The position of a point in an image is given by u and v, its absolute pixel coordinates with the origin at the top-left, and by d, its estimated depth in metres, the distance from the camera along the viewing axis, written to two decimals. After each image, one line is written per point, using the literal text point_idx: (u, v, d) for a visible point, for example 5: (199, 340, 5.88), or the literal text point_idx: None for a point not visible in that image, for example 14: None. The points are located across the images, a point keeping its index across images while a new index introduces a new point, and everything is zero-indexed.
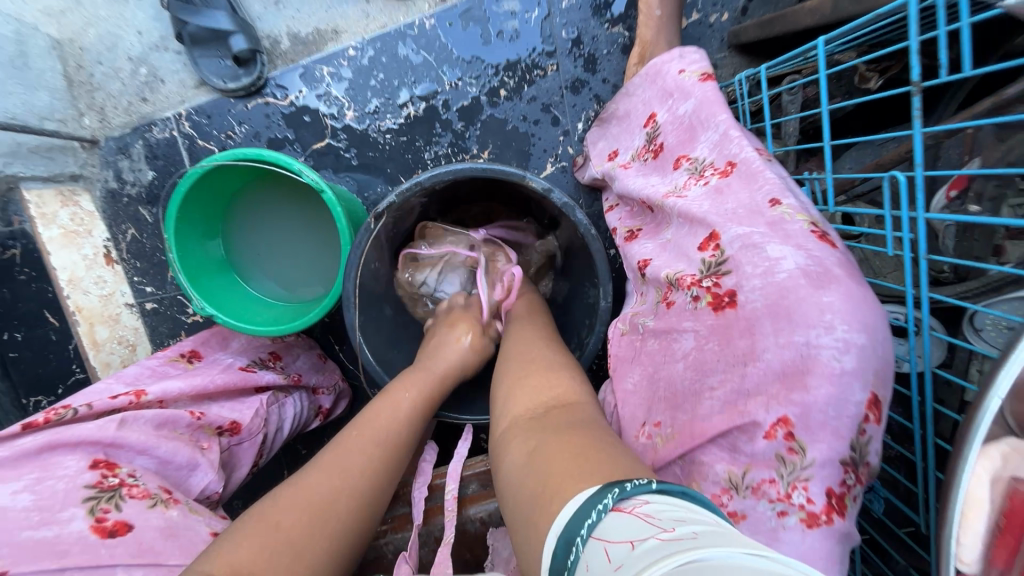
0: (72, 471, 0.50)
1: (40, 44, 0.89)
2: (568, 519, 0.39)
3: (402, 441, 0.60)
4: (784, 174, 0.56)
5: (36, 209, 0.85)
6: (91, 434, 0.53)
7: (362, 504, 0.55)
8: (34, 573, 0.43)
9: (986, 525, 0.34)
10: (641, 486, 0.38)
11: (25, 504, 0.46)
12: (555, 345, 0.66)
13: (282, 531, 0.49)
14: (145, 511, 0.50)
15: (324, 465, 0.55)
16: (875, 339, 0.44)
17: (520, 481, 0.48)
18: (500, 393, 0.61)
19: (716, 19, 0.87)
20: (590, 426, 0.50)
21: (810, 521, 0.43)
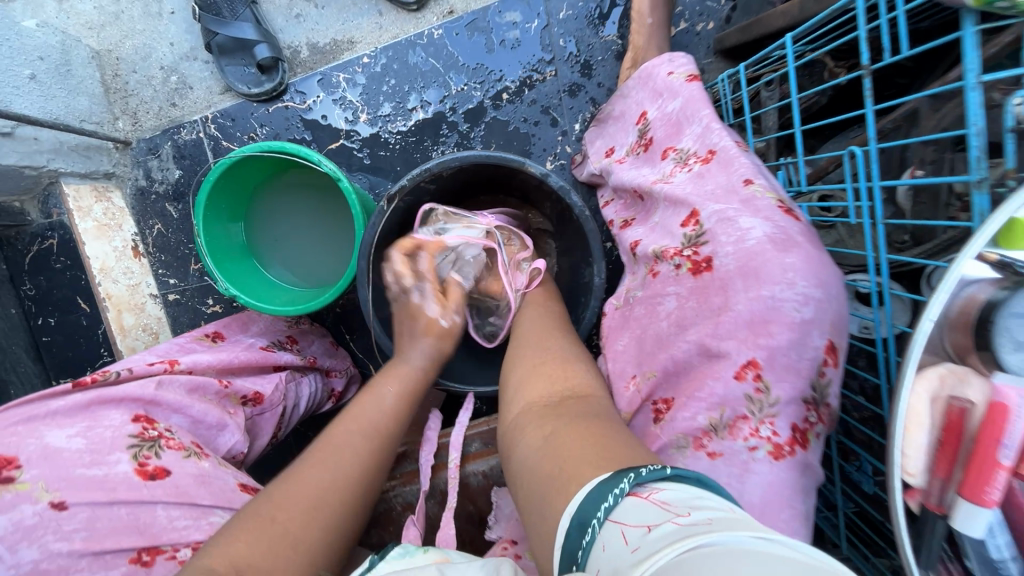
0: (117, 423, 0.53)
1: (82, 54, 0.97)
2: (585, 501, 0.40)
3: (390, 431, 0.62)
4: (758, 162, 0.61)
5: (74, 202, 0.93)
6: (134, 391, 0.56)
7: (366, 477, 0.57)
8: (87, 505, 0.47)
9: (926, 437, 0.39)
10: (656, 470, 0.39)
11: (76, 447, 0.50)
12: (569, 339, 0.67)
13: (280, 523, 0.49)
14: (182, 460, 0.54)
15: (320, 457, 0.55)
16: (829, 293, 0.51)
17: (535, 466, 0.49)
18: (513, 386, 0.62)
19: (702, 28, 0.94)
20: (602, 417, 0.52)
21: (776, 453, 0.49)
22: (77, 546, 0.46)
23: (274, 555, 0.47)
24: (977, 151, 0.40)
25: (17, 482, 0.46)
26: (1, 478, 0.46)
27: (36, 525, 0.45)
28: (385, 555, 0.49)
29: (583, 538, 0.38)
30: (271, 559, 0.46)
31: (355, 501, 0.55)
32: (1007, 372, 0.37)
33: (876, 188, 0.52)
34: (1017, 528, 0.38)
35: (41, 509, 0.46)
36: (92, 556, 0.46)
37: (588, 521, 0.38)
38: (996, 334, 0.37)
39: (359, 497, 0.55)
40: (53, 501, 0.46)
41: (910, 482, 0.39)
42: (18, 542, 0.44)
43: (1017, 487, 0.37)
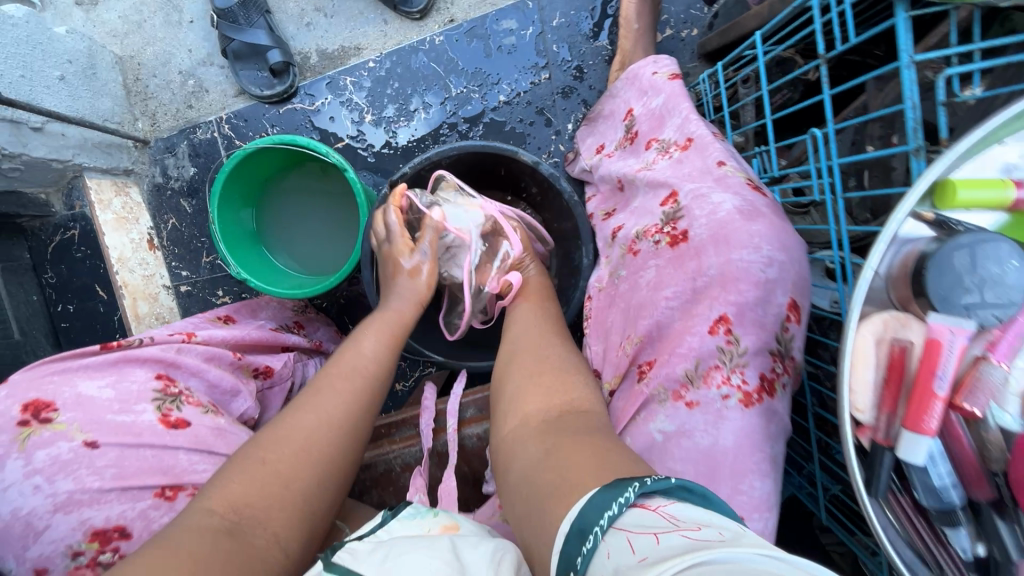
0: (141, 379, 0.60)
1: (106, 59, 1.04)
2: (586, 511, 0.42)
3: (376, 374, 0.66)
4: (730, 147, 0.69)
5: (96, 195, 0.99)
6: (155, 353, 0.62)
7: (348, 432, 0.60)
8: (116, 444, 0.54)
9: (871, 375, 0.43)
10: (662, 479, 0.41)
11: (107, 396, 0.57)
12: (566, 349, 0.68)
13: (271, 463, 0.54)
14: (200, 414, 0.61)
15: (308, 402, 0.60)
16: (793, 257, 0.58)
17: (534, 477, 0.52)
18: (508, 400, 0.63)
19: (686, 34, 1.01)
20: (600, 432, 0.54)
21: (747, 400, 0.56)
22: (107, 480, 0.53)
23: (267, 493, 0.52)
24: (914, 122, 0.45)
25: (55, 421, 0.53)
26: (42, 418, 0.53)
27: (72, 458, 0.52)
28: (396, 514, 0.54)
29: (582, 546, 0.40)
30: (265, 497, 0.52)
31: (348, 437, 0.60)
32: (941, 312, 0.41)
33: (835, 165, 0.58)
34: (957, 458, 0.42)
35: (77, 446, 0.53)
36: (120, 489, 0.53)
37: (590, 530, 0.40)
38: (928, 285, 0.41)
39: (350, 433, 0.60)
40: (86, 440, 0.53)
41: (860, 419, 0.43)
42: (56, 473, 0.51)
43: (954, 420, 0.42)
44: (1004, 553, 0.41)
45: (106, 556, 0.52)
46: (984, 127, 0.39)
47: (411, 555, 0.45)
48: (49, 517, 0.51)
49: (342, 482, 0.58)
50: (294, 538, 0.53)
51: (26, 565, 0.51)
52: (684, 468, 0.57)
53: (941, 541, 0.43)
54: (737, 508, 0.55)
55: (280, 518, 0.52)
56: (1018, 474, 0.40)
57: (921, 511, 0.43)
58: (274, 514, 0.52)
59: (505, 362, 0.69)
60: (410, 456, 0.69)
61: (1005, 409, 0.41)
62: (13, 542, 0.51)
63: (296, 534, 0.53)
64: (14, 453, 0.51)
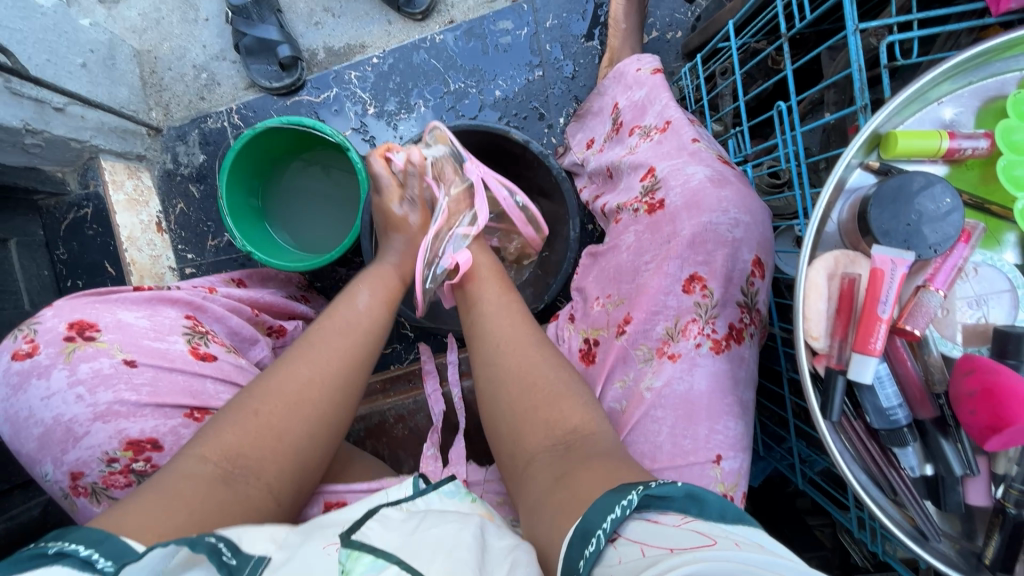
0: (172, 318, 0.66)
1: (126, 52, 1.11)
2: (588, 516, 0.42)
3: (369, 328, 0.67)
4: (703, 133, 0.73)
5: (110, 175, 1.05)
6: (185, 296, 0.69)
7: (336, 388, 0.60)
8: (153, 366, 0.61)
9: (824, 305, 0.47)
10: (667, 483, 0.42)
11: (143, 324, 0.63)
12: (552, 361, 0.62)
13: (264, 416, 0.55)
14: (224, 352, 0.68)
15: (302, 354, 0.61)
16: (755, 219, 0.64)
17: (542, 504, 0.50)
18: (506, 434, 0.59)
19: (672, 36, 1.07)
20: (609, 454, 0.51)
21: (716, 346, 0.61)
22: (143, 397, 0.59)
23: (259, 446, 0.54)
24: (861, 83, 0.51)
25: (99, 340, 0.59)
26: (86, 336, 0.59)
27: (112, 373, 0.58)
28: (437, 488, 0.54)
29: (584, 550, 0.40)
30: (257, 449, 0.54)
31: (341, 389, 0.61)
32: (884, 244, 0.45)
33: (799, 134, 0.64)
34: (903, 380, 0.46)
35: (117, 363, 0.59)
36: (154, 406, 0.59)
37: (591, 534, 0.41)
38: (871, 222, 0.45)
39: (343, 385, 0.61)
40: (126, 358, 0.60)
41: (815, 347, 0.47)
42: (98, 385, 0.57)
43: (898, 345, 0.46)
44: (948, 470, 0.45)
45: (139, 464, 0.58)
46: (921, 79, 0.44)
47: (439, 527, 0.45)
48: (89, 424, 0.57)
49: (335, 434, 0.60)
50: (285, 487, 0.55)
51: (65, 468, 0.57)
52: (664, 414, 0.61)
53: (893, 463, 0.47)
54: (715, 447, 0.59)
55: (272, 470, 0.54)
56: (956, 389, 0.44)
57: (874, 435, 0.47)
58: (266, 466, 0.54)
59: (490, 383, 0.63)
60: (399, 408, 0.77)
61: (952, 340, 0.46)
62: (53, 446, 0.57)
63: (288, 482, 0.56)
64: (60, 364, 0.58)
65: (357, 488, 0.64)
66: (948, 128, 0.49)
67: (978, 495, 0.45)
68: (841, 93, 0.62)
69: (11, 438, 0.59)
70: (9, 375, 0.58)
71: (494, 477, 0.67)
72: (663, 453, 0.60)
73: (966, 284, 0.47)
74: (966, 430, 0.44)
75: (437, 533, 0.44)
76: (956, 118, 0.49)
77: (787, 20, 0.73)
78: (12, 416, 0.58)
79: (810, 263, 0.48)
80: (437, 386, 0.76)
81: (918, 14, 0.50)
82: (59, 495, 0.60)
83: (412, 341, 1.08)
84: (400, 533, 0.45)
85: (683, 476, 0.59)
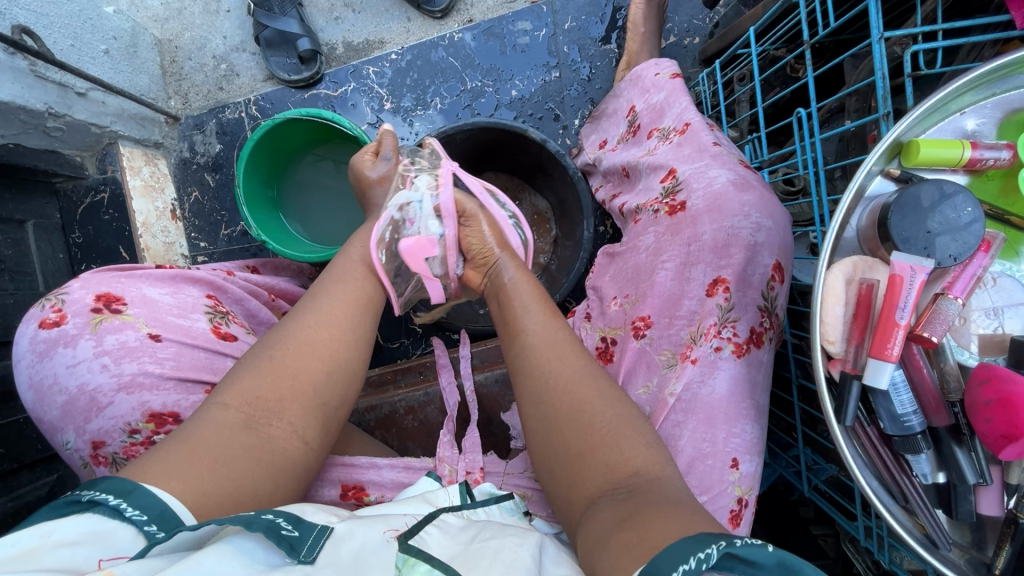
0: (195, 297, 0.68)
1: (147, 40, 1.12)
2: (661, 556, 0.37)
3: (367, 274, 0.69)
4: (722, 138, 0.73)
5: (128, 162, 1.05)
6: (208, 277, 0.71)
7: (343, 331, 0.62)
8: (178, 342, 0.62)
9: (841, 310, 0.47)
10: (756, 545, 0.36)
11: (168, 301, 0.64)
12: (608, 394, 0.57)
13: (278, 361, 0.57)
14: (243, 332, 0.70)
15: (307, 305, 0.63)
16: (779, 225, 0.64)
17: (599, 541, 0.45)
18: (562, 475, 0.55)
19: (689, 42, 1.08)
20: (678, 503, 0.45)
21: (738, 350, 0.61)
22: (167, 370, 0.60)
23: (277, 388, 0.55)
24: (884, 90, 0.51)
25: (124, 313, 0.60)
26: (112, 309, 0.60)
27: (138, 346, 0.59)
28: (497, 503, 0.56)
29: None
30: (275, 391, 0.55)
31: (349, 334, 0.62)
32: (903, 251, 0.45)
33: (818, 140, 0.64)
34: (918, 388, 0.46)
35: (142, 336, 0.60)
36: (177, 380, 0.60)
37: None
38: (891, 228, 0.45)
39: (350, 327, 0.63)
40: (152, 332, 0.60)
41: (831, 351, 0.47)
42: (123, 356, 0.58)
43: (915, 352, 0.47)
44: (961, 478, 0.45)
45: (160, 436, 0.59)
46: (944, 89, 0.44)
47: (498, 543, 0.44)
48: (113, 395, 0.57)
49: (351, 375, 0.61)
50: (309, 428, 0.56)
51: (86, 436, 0.58)
52: (684, 417, 0.61)
53: (906, 470, 0.47)
54: (732, 450, 0.60)
55: (294, 410, 0.55)
56: (972, 399, 0.44)
57: (887, 442, 0.48)
58: (287, 405, 0.55)
59: (544, 424, 0.58)
60: (411, 400, 0.77)
61: (967, 349, 0.47)
62: (76, 415, 0.57)
63: (311, 424, 0.56)
64: (87, 334, 0.58)
65: (374, 474, 0.65)
66: (970, 138, 0.49)
67: (990, 505, 0.45)
68: (862, 101, 0.63)
69: (35, 405, 0.59)
70: (36, 342, 0.58)
71: (515, 472, 0.67)
72: (683, 455, 0.61)
73: (983, 294, 0.47)
74: (981, 439, 0.44)
75: (495, 551, 0.43)
76: (978, 129, 0.49)
77: (810, 28, 0.73)
78: (37, 384, 0.58)
79: (829, 267, 0.48)
80: (451, 379, 0.77)
81: (944, 23, 0.50)
82: (79, 464, 0.60)
83: (420, 336, 1.09)
84: (458, 543, 0.45)
85: (702, 479, 0.60)
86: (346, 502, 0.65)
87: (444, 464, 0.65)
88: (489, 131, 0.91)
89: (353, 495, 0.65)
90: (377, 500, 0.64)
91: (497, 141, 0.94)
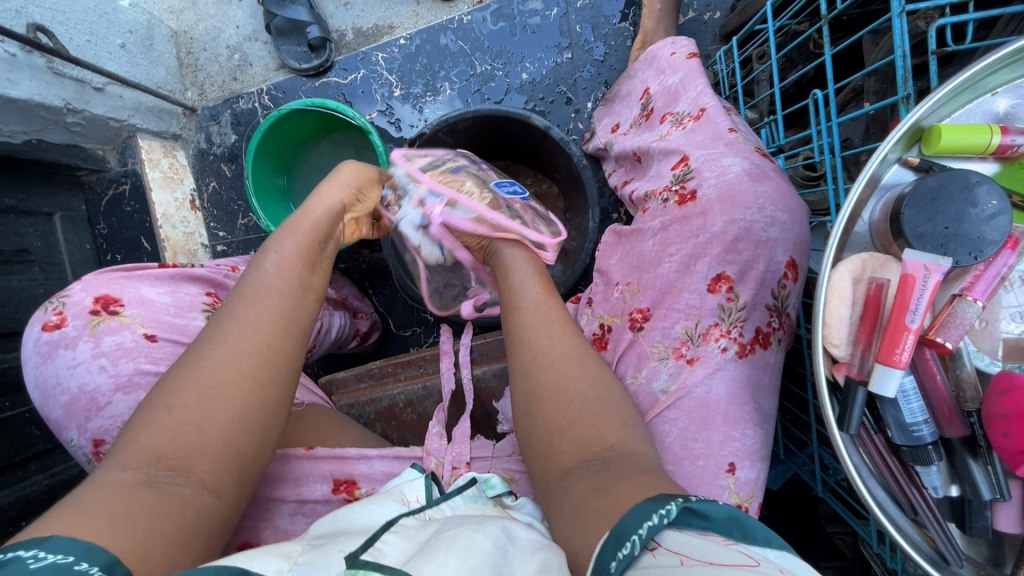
0: (193, 294, 0.70)
1: (163, 33, 1.13)
2: (623, 520, 0.39)
3: (282, 289, 0.58)
4: (739, 123, 0.69)
5: (146, 154, 1.08)
6: (207, 275, 0.73)
7: (252, 363, 0.54)
8: (172, 340, 0.64)
9: (847, 311, 0.43)
10: (709, 499, 0.38)
11: (165, 301, 0.66)
12: (595, 375, 0.57)
13: (176, 410, 0.50)
14: None
15: (208, 337, 0.54)
16: (795, 219, 0.60)
17: (573, 514, 0.45)
18: (538, 448, 0.55)
19: (709, 17, 1.02)
20: (651, 476, 0.45)
21: (741, 350, 0.59)
22: (161, 368, 0.61)
23: (181, 442, 0.49)
24: (904, 71, 0.47)
25: (121, 315, 0.62)
26: (109, 311, 0.62)
27: (134, 347, 0.61)
28: (460, 493, 0.55)
29: (617, 552, 0.37)
30: (179, 446, 0.49)
31: (260, 366, 0.54)
32: (916, 249, 0.42)
33: (834, 124, 0.60)
34: (930, 396, 0.43)
35: (138, 337, 0.62)
36: None
37: (626, 538, 0.37)
38: (903, 224, 0.42)
39: (264, 360, 0.55)
40: (147, 332, 0.62)
41: (835, 354, 0.44)
42: (119, 357, 0.60)
43: (928, 357, 0.43)
44: (975, 493, 0.42)
45: None
46: (973, 66, 0.39)
47: (455, 534, 0.42)
48: (110, 395, 0.59)
49: (268, 417, 0.54)
50: (224, 479, 0.51)
51: (87, 434, 0.60)
52: (677, 415, 0.59)
53: (914, 481, 0.44)
54: (730, 454, 0.57)
55: (204, 465, 0.50)
56: (987, 409, 0.41)
57: (895, 452, 0.44)
58: (194, 461, 0.49)
59: (526, 398, 0.57)
60: (409, 392, 0.78)
61: (990, 355, 0.43)
62: (78, 414, 0.59)
63: (226, 474, 0.51)
64: (85, 336, 0.60)
65: (365, 470, 0.66)
66: (1002, 122, 0.44)
67: (1007, 522, 0.42)
68: (881, 82, 0.58)
69: (41, 404, 0.62)
70: (39, 344, 0.61)
71: (503, 455, 0.68)
72: (671, 453, 0.59)
73: (1008, 295, 0.43)
74: (997, 453, 0.41)
75: (451, 539, 0.41)
76: (1011, 111, 0.44)
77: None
78: (42, 383, 0.60)
79: (835, 265, 0.45)
80: (451, 365, 0.77)
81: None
82: (83, 459, 0.63)
83: (432, 325, 1.10)
84: (415, 547, 0.42)
85: (691, 480, 0.58)
86: (337, 497, 0.66)
87: (431, 456, 0.66)
88: (491, 119, 0.89)
89: (345, 488, 0.65)
90: (367, 493, 0.66)
91: (504, 129, 0.92)
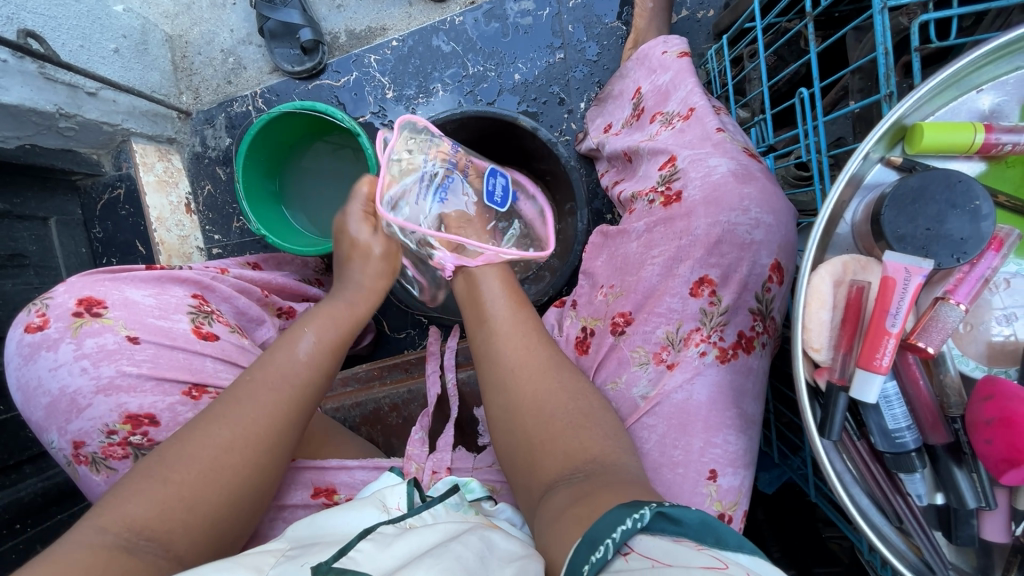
0: (179, 296, 0.69)
1: (157, 37, 1.14)
2: (596, 525, 0.39)
3: (307, 380, 0.61)
4: (728, 123, 0.68)
5: (140, 158, 1.08)
6: (194, 276, 0.73)
7: (259, 451, 0.56)
8: (157, 343, 0.63)
9: (828, 315, 0.42)
10: (681, 505, 0.38)
11: (149, 302, 0.66)
12: (573, 386, 0.56)
13: (173, 485, 0.51)
14: (227, 331, 0.71)
15: (223, 412, 0.56)
16: (779, 221, 0.60)
17: (549, 529, 0.45)
18: (520, 461, 0.55)
19: (703, 15, 1.01)
20: (630, 486, 0.45)
21: (722, 356, 0.58)
22: (144, 370, 0.61)
23: (169, 517, 0.50)
24: (886, 68, 0.46)
25: (104, 317, 0.62)
26: (92, 313, 0.62)
27: (116, 349, 0.61)
28: (443, 500, 0.55)
29: (590, 556, 0.36)
30: (166, 521, 0.50)
31: (264, 455, 0.57)
32: (897, 251, 0.41)
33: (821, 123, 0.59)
34: (914, 401, 0.42)
35: (120, 339, 0.62)
36: (155, 380, 0.62)
37: (597, 543, 0.37)
38: (884, 225, 0.41)
39: (269, 449, 0.57)
40: (130, 334, 0.62)
41: (816, 359, 0.43)
42: (101, 360, 0.60)
43: (911, 362, 0.42)
44: (960, 501, 0.41)
45: (136, 437, 0.61)
46: (957, 61, 0.38)
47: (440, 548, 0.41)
48: (91, 397, 0.60)
49: (253, 505, 0.56)
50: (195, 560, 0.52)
51: (68, 436, 0.60)
52: (656, 422, 0.58)
53: (899, 489, 0.43)
54: (710, 461, 0.57)
55: (183, 542, 0.51)
56: (972, 415, 0.40)
57: (878, 457, 0.44)
58: (175, 538, 0.50)
59: (504, 413, 0.57)
60: (394, 397, 0.77)
61: (974, 359, 0.42)
62: (58, 416, 0.60)
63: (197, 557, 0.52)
64: (68, 338, 0.60)
65: (347, 477, 0.66)
66: (987, 119, 0.43)
67: (995, 531, 0.41)
68: (866, 79, 0.57)
69: (23, 405, 0.62)
70: (22, 346, 0.61)
71: (484, 466, 0.67)
72: (650, 460, 0.58)
73: (994, 297, 0.42)
74: (980, 461, 0.40)
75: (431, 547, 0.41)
76: (996, 108, 0.43)
77: None
78: (24, 385, 0.61)
79: (816, 267, 0.43)
80: (437, 368, 0.77)
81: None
82: (64, 461, 0.63)
83: (425, 327, 1.10)
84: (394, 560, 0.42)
85: (670, 487, 0.57)
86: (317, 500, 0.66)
87: (411, 462, 0.66)
88: (480, 120, 0.88)
89: (324, 494, 0.66)
90: (346, 499, 0.66)
91: (493, 130, 0.92)
